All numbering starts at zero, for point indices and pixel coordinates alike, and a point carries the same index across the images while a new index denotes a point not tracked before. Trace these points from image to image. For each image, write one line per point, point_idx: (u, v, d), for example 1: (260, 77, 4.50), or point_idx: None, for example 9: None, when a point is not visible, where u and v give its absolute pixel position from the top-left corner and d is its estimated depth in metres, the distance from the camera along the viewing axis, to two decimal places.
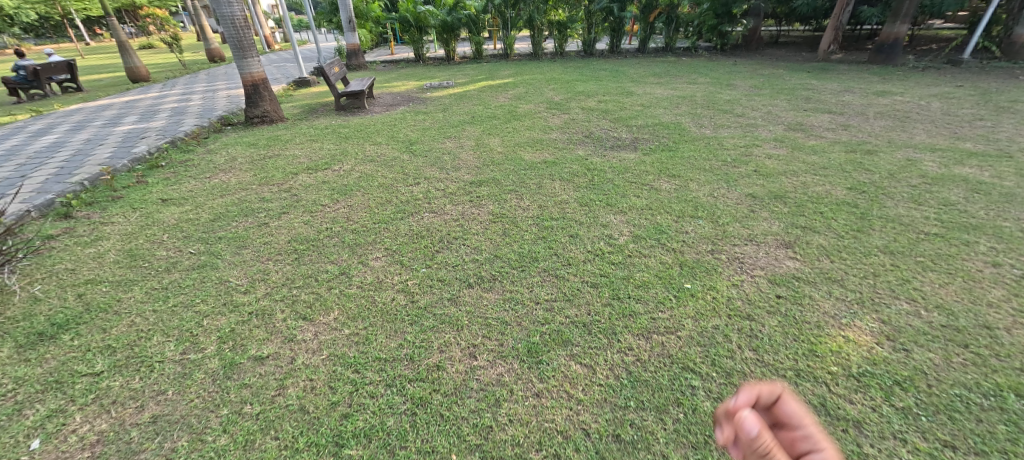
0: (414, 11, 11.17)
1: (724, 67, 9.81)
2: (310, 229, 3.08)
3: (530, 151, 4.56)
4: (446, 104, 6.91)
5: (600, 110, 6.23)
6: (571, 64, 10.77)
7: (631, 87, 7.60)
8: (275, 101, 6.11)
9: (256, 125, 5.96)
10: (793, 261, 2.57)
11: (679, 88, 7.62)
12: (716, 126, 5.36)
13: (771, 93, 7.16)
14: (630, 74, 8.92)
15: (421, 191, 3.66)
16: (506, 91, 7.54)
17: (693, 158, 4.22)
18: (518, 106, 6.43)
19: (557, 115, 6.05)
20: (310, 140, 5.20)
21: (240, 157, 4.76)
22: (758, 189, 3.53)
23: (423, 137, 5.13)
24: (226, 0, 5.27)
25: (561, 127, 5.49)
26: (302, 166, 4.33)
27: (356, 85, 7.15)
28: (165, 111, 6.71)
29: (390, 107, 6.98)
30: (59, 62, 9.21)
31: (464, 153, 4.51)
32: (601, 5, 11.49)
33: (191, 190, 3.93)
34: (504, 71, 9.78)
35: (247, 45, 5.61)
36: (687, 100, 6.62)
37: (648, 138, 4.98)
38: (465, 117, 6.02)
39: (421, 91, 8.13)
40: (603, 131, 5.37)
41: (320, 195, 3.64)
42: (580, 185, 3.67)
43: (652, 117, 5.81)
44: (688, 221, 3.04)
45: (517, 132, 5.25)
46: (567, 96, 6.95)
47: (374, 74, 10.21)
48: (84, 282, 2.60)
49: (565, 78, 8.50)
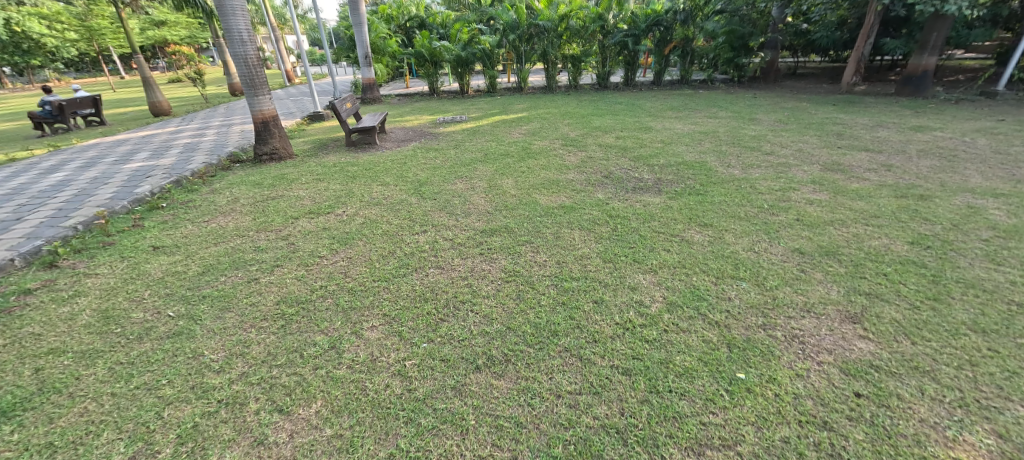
0: (429, 46, 11.30)
1: (744, 100, 9.55)
2: (303, 288, 2.78)
3: (545, 193, 4.27)
4: (459, 140, 6.74)
5: (617, 147, 5.96)
6: (586, 97, 10.65)
7: (649, 122, 7.35)
8: (285, 138, 6.01)
9: (264, 162, 5.84)
10: (866, 343, 2.14)
11: (700, 122, 7.35)
12: (744, 165, 5.02)
13: (798, 128, 6.81)
14: (647, 108, 8.72)
15: (427, 240, 3.37)
16: (520, 126, 7.37)
17: (724, 204, 3.86)
18: (532, 143, 6.22)
19: (573, 152, 5.80)
20: (317, 180, 5.03)
21: (243, 198, 4.58)
22: (806, 243, 3.13)
23: (432, 177, 4.90)
24: (239, 39, 5.23)
25: (578, 166, 5.22)
26: (305, 209, 4.11)
27: (368, 120, 7.06)
28: (178, 147, 6.68)
29: (401, 143, 6.85)
30: (85, 98, 9.47)
31: (475, 196, 4.24)
32: (615, 40, 11.47)
33: (186, 235, 3.71)
34: (518, 105, 9.69)
35: (259, 83, 5.55)
36: (709, 137, 6.32)
37: (672, 179, 4.66)
38: (477, 154, 5.81)
39: (434, 126, 8.03)
40: (623, 170, 5.08)
41: (319, 244, 3.37)
42: (602, 236, 3.33)
43: (673, 154, 5.51)
44: (729, 284, 2.65)
45: (531, 171, 4.99)
46: (582, 131, 6.73)
47: (389, 108, 10.24)
48: (46, 352, 2.30)
49: (580, 112, 8.33)
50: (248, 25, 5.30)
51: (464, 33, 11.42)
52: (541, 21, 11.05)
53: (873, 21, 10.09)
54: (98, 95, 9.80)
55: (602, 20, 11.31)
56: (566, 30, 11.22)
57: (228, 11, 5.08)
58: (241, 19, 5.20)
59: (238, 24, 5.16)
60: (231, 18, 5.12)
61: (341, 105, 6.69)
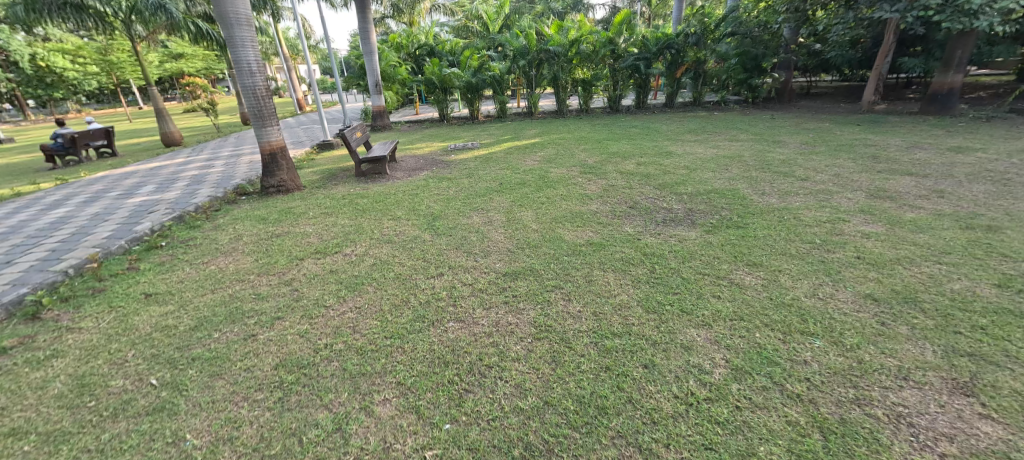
0: (439, 73, 11.28)
1: (763, 121, 9.27)
2: (306, 347, 2.44)
3: (569, 228, 3.94)
4: (472, 168, 6.49)
5: (639, 173, 5.66)
6: (598, 121, 10.47)
7: (668, 146, 7.06)
8: (293, 169, 5.82)
9: (271, 195, 5.63)
10: (992, 425, 1.73)
11: (722, 146, 7.04)
12: (780, 193, 4.67)
13: (829, 150, 6.47)
14: (663, 131, 8.46)
15: (445, 285, 3.04)
16: (534, 153, 7.12)
17: (770, 238, 3.49)
18: (549, 170, 5.95)
19: (593, 180, 5.50)
20: (325, 214, 4.78)
21: (247, 235, 4.32)
22: (876, 288, 2.74)
23: (447, 210, 4.62)
24: (248, 71, 5.10)
25: (600, 196, 4.92)
26: (311, 248, 3.82)
27: (378, 149, 6.87)
28: (184, 179, 6.51)
29: (413, 172, 6.61)
30: (97, 130, 9.49)
31: (494, 231, 3.93)
32: (627, 63, 11.35)
33: (182, 280, 3.41)
34: (530, 130, 9.50)
35: (267, 114, 5.39)
36: (736, 161, 6.00)
37: (705, 210, 4.31)
38: (492, 184, 5.53)
39: (445, 153, 7.83)
40: (649, 200, 4.75)
41: (325, 291, 3.06)
42: (639, 279, 2.97)
43: (700, 181, 5.18)
44: (801, 343, 2.25)
45: (551, 202, 4.68)
46: (599, 158, 6.45)
47: (398, 135, 10.13)
48: (5, 434, 1.96)
49: (595, 137, 8.09)
50: (257, 56, 5.16)
51: (474, 60, 11.42)
52: (551, 46, 10.98)
53: (891, 40, 9.85)
54: (110, 127, 9.83)
55: (612, 44, 11.24)
56: (576, 55, 11.13)
57: (238, 42, 4.94)
58: (251, 51, 5.07)
59: (247, 56, 5.02)
60: (240, 50, 4.98)
61: (351, 134, 6.51)
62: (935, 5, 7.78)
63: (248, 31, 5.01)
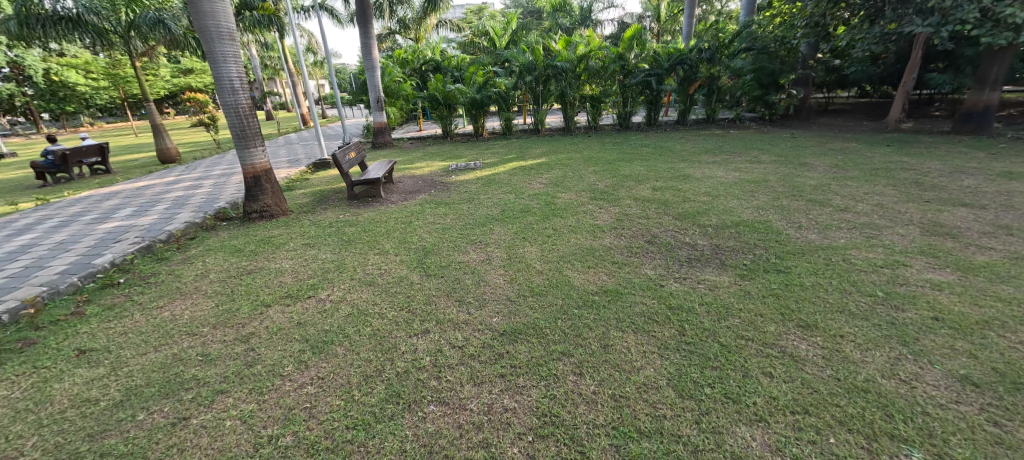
0: (442, 89, 10.95)
1: (784, 141, 8.71)
2: (245, 440, 1.91)
3: (579, 269, 3.42)
4: (472, 191, 6.00)
5: (655, 200, 5.13)
6: (607, 139, 10.01)
7: (685, 169, 6.53)
8: (279, 193, 5.37)
9: (253, 221, 5.18)
10: None
11: (743, 168, 6.51)
12: (818, 227, 4.11)
13: (864, 175, 5.89)
14: (677, 151, 7.95)
15: (428, 348, 2.50)
16: (540, 174, 6.63)
17: (819, 290, 2.92)
18: (556, 196, 5.43)
19: (605, 208, 4.97)
20: (306, 246, 4.30)
21: (215, 271, 3.85)
22: (974, 368, 2.15)
23: (441, 242, 4.12)
24: (230, 87, 4.70)
25: (612, 227, 4.39)
26: (280, 291, 3.31)
27: (373, 170, 6.42)
28: (166, 201, 6.11)
29: (409, 195, 6.13)
30: (91, 146, 9.25)
31: (492, 272, 3.41)
32: (637, 79, 10.90)
33: (127, 331, 2.92)
34: (537, 149, 9.04)
35: (251, 134, 4.97)
36: (761, 187, 5.46)
37: (735, 247, 3.75)
38: (493, 211, 5.03)
39: (446, 173, 7.37)
40: (669, 233, 4.21)
41: (287, 352, 2.54)
42: (666, 345, 2.40)
43: (726, 211, 4.63)
44: (894, 456, 1.68)
45: (558, 235, 4.16)
46: (610, 181, 5.94)
47: (399, 153, 9.73)
48: None
49: (605, 157, 7.60)
50: (241, 72, 4.77)
51: (479, 76, 11.09)
52: (559, 62, 10.61)
53: (918, 56, 9.33)
54: (106, 143, 9.55)
55: (622, 60, 10.82)
56: (585, 71, 10.73)
57: (219, 57, 4.55)
58: (234, 66, 4.68)
59: (229, 72, 4.63)
60: (221, 65, 4.58)
61: (344, 154, 6.07)
62: (973, 18, 7.23)
63: (232, 46, 4.63)
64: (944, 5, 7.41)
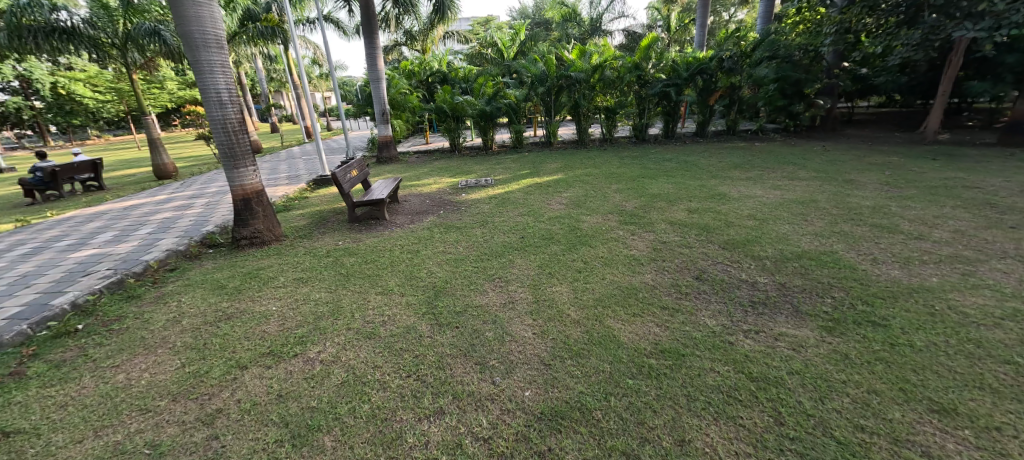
0: (450, 100, 10.45)
1: (818, 154, 8.10)
2: None
3: (623, 318, 2.80)
4: (486, 213, 5.44)
5: (695, 224, 4.54)
6: (626, 152, 9.43)
7: (718, 186, 5.94)
8: (271, 216, 4.82)
9: (243, 248, 4.63)
10: None
11: (784, 186, 5.90)
12: (896, 261, 3.51)
13: (925, 194, 5.26)
14: (704, 166, 7.37)
15: (444, 440, 1.90)
16: (559, 193, 6.05)
17: (939, 356, 2.29)
18: (580, 219, 4.86)
19: (638, 235, 4.38)
20: (298, 281, 3.73)
21: (189, 314, 3.28)
22: None
23: (455, 279, 3.54)
24: (218, 101, 4.20)
25: (652, 258, 3.81)
26: (261, 346, 2.73)
27: (377, 189, 5.87)
28: (151, 225, 5.58)
29: (416, 217, 5.57)
30: (83, 162, 8.84)
31: (517, 323, 2.80)
32: (655, 90, 10.36)
33: (63, 406, 2.33)
34: (551, 163, 8.49)
35: (241, 152, 4.45)
36: (811, 209, 4.86)
37: (806, 288, 3.14)
38: (511, 237, 4.46)
39: (455, 191, 6.83)
40: (719, 267, 3.60)
41: (259, 445, 1.94)
42: (764, 443, 1.79)
43: (780, 238, 4.02)
44: None
45: (590, 270, 3.56)
46: (638, 202, 5.37)
47: (405, 168, 9.23)
48: None
49: (627, 173, 7.03)
50: (230, 83, 4.28)
51: (488, 87, 10.62)
52: (573, 72, 10.05)
53: (957, 62, 8.74)
54: (100, 159, 9.17)
55: (639, 70, 10.31)
56: (599, 81, 10.19)
57: (205, 67, 4.06)
58: (223, 77, 4.19)
59: (217, 84, 4.14)
60: (208, 76, 4.10)
61: (346, 172, 5.53)
62: None
63: (220, 54, 4.15)
64: (998, 8, 6.92)
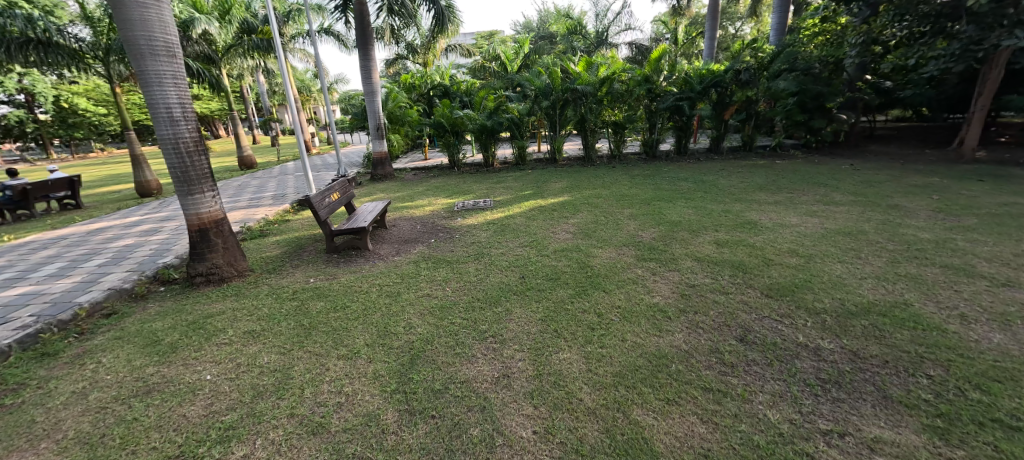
0: (449, 115, 9.90)
1: (849, 173, 7.41)
2: None
3: (655, 407, 2.09)
4: (482, 243, 4.78)
5: (727, 260, 3.85)
6: (636, 169, 8.77)
7: (745, 212, 5.26)
8: (233, 249, 4.17)
9: (197, 287, 3.98)
10: None
11: (820, 212, 5.22)
12: (993, 320, 2.79)
13: (989, 224, 4.56)
14: (725, 187, 6.70)
15: None
16: (566, 219, 5.39)
17: None
18: (590, 253, 4.19)
19: (661, 274, 3.69)
20: (249, 336, 3.06)
21: (102, 385, 2.61)
22: None
23: (439, 337, 2.85)
24: (168, 118, 3.61)
25: (681, 308, 3.12)
26: (172, 445, 2.05)
27: (362, 214, 5.23)
28: (104, 255, 4.94)
29: (403, 246, 4.92)
30: (59, 180, 8.30)
31: (511, 414, 2.09)
32: (667, 104, 9.76)
33: None
34: (556, 182, 7.86)
35: (197, 177, 3.84)
36: (861, 242, 4.17)
37: (889, 361, 2.43)
38: (511, 277, 3.79)
39: (450, 215, 6.19)
40: (766, 323, 2.89)
41: None
42: None
43: (835, 284, 3.32)
44: None
45: (606, 327, 2.86)
46: (657, 231, 4.70)
47: (400, 186, 8.63)
48: None
49: (640, 195, 6.38)
50: (184, 96, 3.69)
51: (489, 101, 10.06)
52: (579, 85, 9.45)
53: (997, 76, 8.08)
54: (77, 176, 8.64)
55: (649, 83, 9.73)
56: (607, 94, 9.59)
57: (152, 78, 3.48)
58: (174, 90, 3.61)
59: (167, 99, 3.56)
60: (156, 88, 3.51)
61: (327, 195, 4.91)
62: None
63: (171, 64, 3.57)
64: None
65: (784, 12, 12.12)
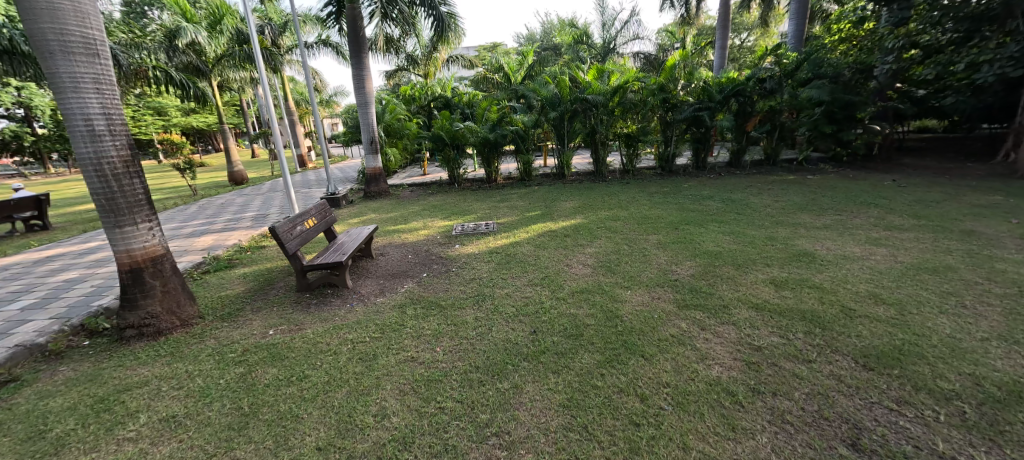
0: (449, 127, 9.22)
1: (895, 191, 6.61)
2: None
3: None
4: (484, 279, 3.99)
5: (792, 309, 3.04)
6: (654, 186, 7.99)
7: (794, 241, 4.46)
8: (174, 293, 3.38)
9: (126, 342, 3.19)
10: None
11: (884, 240, 4.41)
12: None
13: None
14: (760, 208, 5.91)
15: None
16: (581, 248, 4.59)
17: None
18: (616, 297, 3.37)
19: (712, 330, 2.87)
20: (166, 426, 2.26)
21: None
22: None
23: (420, 437, 2.03)
24: (87, 132, 2.86)
25: (754, 386, 2.29)
26: None
27: (343, 242, 4.46)
28: (36, 293, 4.16)
29: (391, 283, 4.13)
30: (24, 199, 7.59)
31: None
32: (685, 114, 9.00)
33: None
34: (567, 200, 7.09)
35: (128, 205, 3.08)
36: (954, 283, 3.35)
37: None
38: (519, 331, 2.97)
39: (448, 240, 5.41)
40: (881, 416, 2.05)
41: None
42: None
43: (951, 350, 2.49)
44: None
45: (656, 423, 2.03)
46: (694, 265, 3.88)
47: (395, 205, 7.88)
48: None
49: (664, 217, 5.58)
50: (111, 106, 2.97)
51: (492, 112, 9.35)
52: (589, 95, 8.73)
53: None
54: (45, 194, 7.93)
55: (665, 92, 9.01)
56: (620, 105, 8.85)
57: (66, 83, 2.76)
58: (97, 97, 2.88)
59: (87, 108, 2.83)
60: (71, 96, 2.78)
61: (301, 222, 4.14)
62: None
63: (92, 66, 2.85)
64: None
65: (802, 19, 11.46)
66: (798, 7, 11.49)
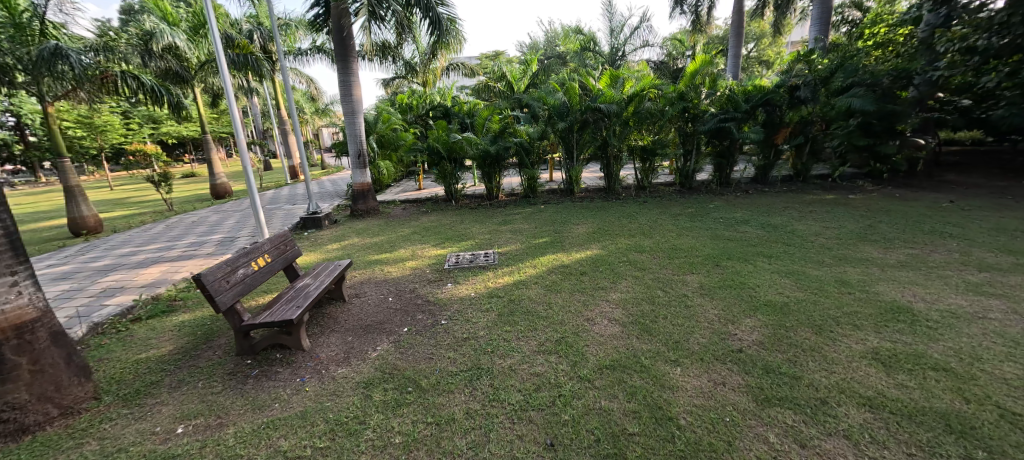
0: (445, 138, 8.38)
1: (962, 215, 5.69)
2: None
3: None
4: (480, 341, 3.05)
5: (926, 413, 2.07)
6: (675, 206, 7.11)
7: (874, 287, 3.53)
8: (50, 371, 2.44)
9: None
10: None
11: (991, 287, 3.47)
12: None
13: None
14: (811, 236, 4.97)
15: None
16: (604, 295, 3.65)
17: None
18: (664, 381, 2.41)
19: (821, 449, 1.90)
20: None
21: None
22: None
23: None
24: None
25: None
26: None
27: (301, 287, 3.51)
28: None
29: (361, 342, 3.19)
30: None
31: None
32: (708, 126, 8.10)
33: None
34: (580, 224, 6.19)
35: None
36: None
37: None
38: (528, 444, 2.03)
39: (439, 276, 4.48)
40: None
41: None
42: None
43: None
44: None
45: None
46: (757, 326, 2.94)
47: (384, 226, 7.00)
48: None
49: (699, 249, 4.66)
50: None
51: (494, 122, 8.50)
52: (602, 103, 7.84)
53: None
54: None
55: (685, 101, 8.13)
56: (635, 115, 7.97)
57: None
58: None
59: None
60: None
61: (245, 264, 3.20)
62: None
63: None
64: None
65: (826, 24, 10.65)
66: (820, 12, 10.70)
